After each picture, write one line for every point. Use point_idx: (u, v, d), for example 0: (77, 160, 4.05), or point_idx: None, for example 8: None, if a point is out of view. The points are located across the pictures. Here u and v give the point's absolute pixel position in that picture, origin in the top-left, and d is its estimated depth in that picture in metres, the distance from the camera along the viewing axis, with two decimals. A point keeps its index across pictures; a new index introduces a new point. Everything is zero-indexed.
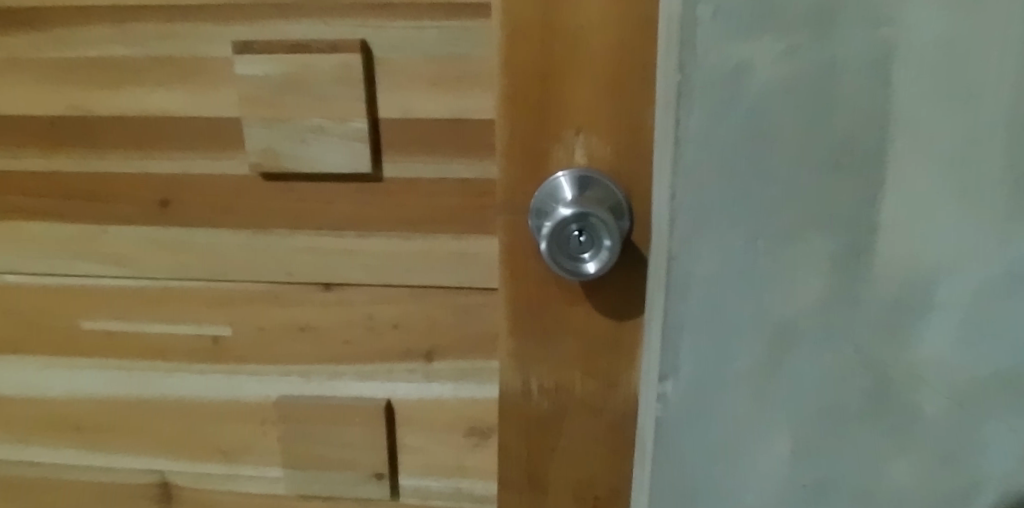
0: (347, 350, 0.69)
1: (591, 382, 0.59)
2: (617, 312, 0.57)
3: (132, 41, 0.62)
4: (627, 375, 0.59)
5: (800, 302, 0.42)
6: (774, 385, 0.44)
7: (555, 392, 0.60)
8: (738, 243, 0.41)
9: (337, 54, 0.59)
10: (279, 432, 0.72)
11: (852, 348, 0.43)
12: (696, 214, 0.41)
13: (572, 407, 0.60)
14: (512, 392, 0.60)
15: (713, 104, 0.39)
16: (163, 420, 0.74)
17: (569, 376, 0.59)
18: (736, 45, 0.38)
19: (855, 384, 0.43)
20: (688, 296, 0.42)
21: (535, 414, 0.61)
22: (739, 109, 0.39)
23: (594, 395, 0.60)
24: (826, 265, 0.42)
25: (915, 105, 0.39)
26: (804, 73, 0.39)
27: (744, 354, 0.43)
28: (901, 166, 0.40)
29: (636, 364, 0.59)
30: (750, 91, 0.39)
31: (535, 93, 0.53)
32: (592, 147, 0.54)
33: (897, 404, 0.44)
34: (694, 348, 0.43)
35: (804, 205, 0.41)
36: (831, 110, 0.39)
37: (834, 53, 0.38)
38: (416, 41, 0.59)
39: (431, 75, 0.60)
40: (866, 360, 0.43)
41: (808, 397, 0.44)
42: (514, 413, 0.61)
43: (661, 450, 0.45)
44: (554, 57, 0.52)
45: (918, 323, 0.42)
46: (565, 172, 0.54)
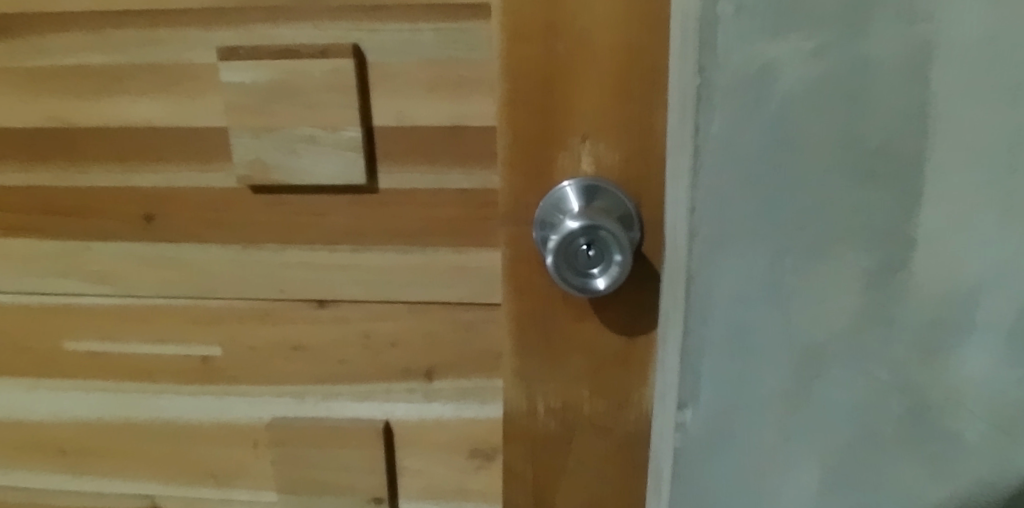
0: (343, 370, 0.65)
1: (600, 401, 0.56)
2: (627, 329, 0.54)
3: (112, 47, 0.59)
4: (638, 395, 0.56)
5: (831, 324, 0.39)
6: (803, 413, 0.41)
7: (563, 412, 0.57)
8: (764, 260, 0.38)
9: (328, 59, 0.56)
10: (272, 455, 0.69)
11: (887, 372, 0.39)
12: (717, 229, 0.38)
13: (581, 427, 0.57)
14: (518, 413, 0.57)
15: (735, 109, 0.36)
16: (152, 443, 0.71)
17: (577, 396, 0.56)
18: (762, 43, 0.35)
19: (889, 410, 0.40)
20: (707, 318, 0.39)
21: (542, 435, 0.58)
22: (763, 115, 0.36)
23: (604, 415, 0.56)
24: (859, 283, 0.38)
25: (955, 108, 0.36)
26: (835, 74, 0.35)
27: (769, 379, 0.40)
28: (941, 174, 0.37)
29: (647, 382, 0.56)
30: (776, 95, 0.36)
31: (539, 97, 0.49)
32: (600, 154, 0.50)
33: (934, 431, 0.40)
34: (715, 372, 0.40)
35: (835, 217, 0.37)
36: (865, 114, 0.36)
37: (869, 52, 0.35)
38: (413, 44, 0.56)
39: (428, 80, 0.57)
40: (902, 385, 0.39)
41: (839, 425, 0.41)
42: (520, 434, 0.58)
43: (680, 482, 0.42)
44: (560, 60, 0.49)
45: (960, 344, 0.39)
46: (571, 181, 0.51)
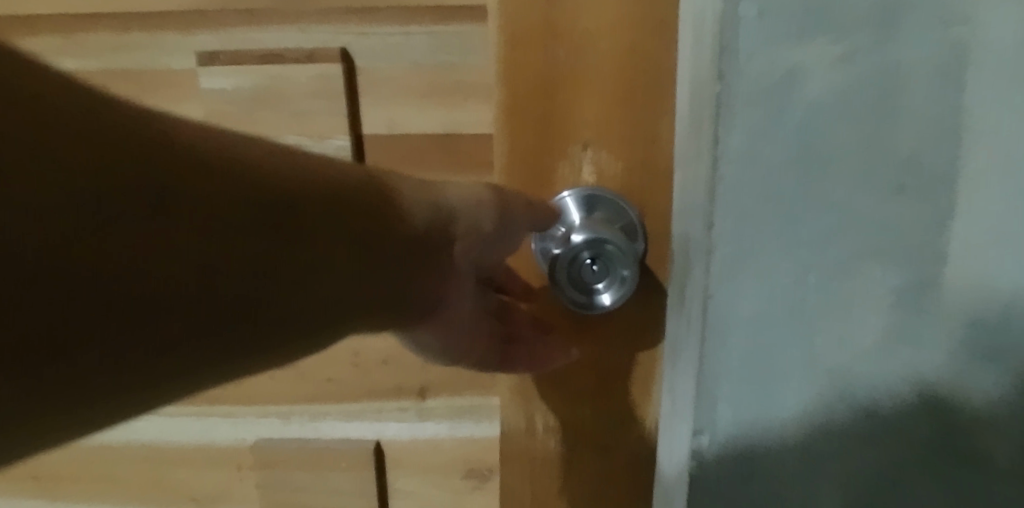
0: (330, 389, 0.62)
1: (604, 420, 0.52)
2: (632, 344, 0.51)
3: (84, 52, 0.56)
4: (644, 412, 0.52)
5: (856, 344, 0.37)
6: (824, 441, 0.39)
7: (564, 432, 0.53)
8: (786, 280, 0.36)
9: (314, 64, 0.53)
10: (256, 479, 0.65)
11: (913, 393, 0.38)
12: (735, 249, 0.36)
13: (581, 445, 0.53)
14: (516, 433, 0.54)
15: (757, 119, 0.34)
16: (129, 467, 0.67)
17: (580, 414, 0.53)
18: (784, 49, 0.34)
19: (914, 432, 0.38)
20: (723, 342, 0.37)
21: (542, 454, 0.54)
22: (787, 125, 0.34)
23: (607, 434, 0.52)
24: (886, 301, 0.36)
25: (990, 116, 0.34)
26: (864, 82, 0.34)
27: (790, 403, 0.38)
28: (973, 187, 0.35)
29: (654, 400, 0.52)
30: (801, 104, 0.34)
31: (538, 103, 0.47)
32: (602, 162, 0.48)
33: (962, 454, 0.38)
34: (733, 395, 0.38)
35: (862, 232, 0.35)
36: (895, 123, 0.34)
37: (900, 58, 0.33)
38: (405, 47, 0.53)
39: (420, 86, 0.54)
40: (928, 405, 0.38)
41: (862, 450, 0.39)
42: (520, 455, 0.54)
43: None
44: (560, 65, 0.46)
45: (993, 365, 0.36)
46: (571, 191, 0.48)
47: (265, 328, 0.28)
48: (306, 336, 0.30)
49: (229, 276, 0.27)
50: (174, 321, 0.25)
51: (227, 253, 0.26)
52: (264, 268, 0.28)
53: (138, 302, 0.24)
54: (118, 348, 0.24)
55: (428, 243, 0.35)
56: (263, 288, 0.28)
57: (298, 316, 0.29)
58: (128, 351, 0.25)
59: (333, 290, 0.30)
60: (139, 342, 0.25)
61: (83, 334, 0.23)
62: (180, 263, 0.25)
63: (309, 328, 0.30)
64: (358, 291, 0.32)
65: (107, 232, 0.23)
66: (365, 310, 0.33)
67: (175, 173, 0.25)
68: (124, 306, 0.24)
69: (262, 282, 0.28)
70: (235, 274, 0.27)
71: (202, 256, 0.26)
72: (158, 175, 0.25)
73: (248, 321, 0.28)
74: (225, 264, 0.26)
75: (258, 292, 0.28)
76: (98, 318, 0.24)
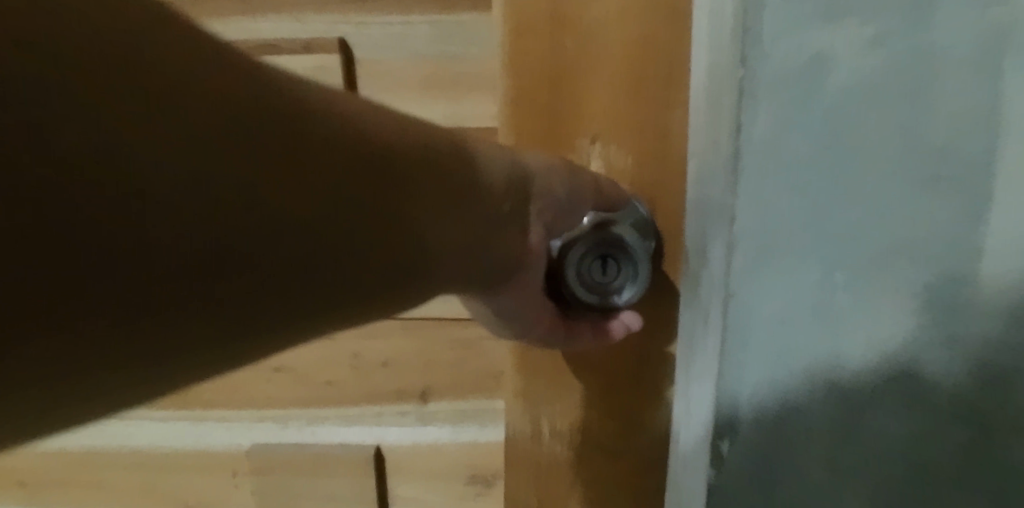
0: (329, 392, 0.60)
1: (612, 424, 0.51)
2: (644, 348, 0.49)
3: None
4: (655, 417, 0.50)
5: (886, 345, 0.35)
6: (852, 450, 0.37)
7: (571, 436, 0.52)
8: (811, 276, 0.35)
9: (311, 55, 0.51)
10: (253, 484, 0.63)
11: (948, 400, 0.35)
12: (757, 244, 0.35)
13: (586, 450, 0.52)
14: (521, 436, 0.53)
15: (782, 107, 0.33)
16: (121, 473, 0.65)
17: (586, 419, 0.51)
18: (814, 31, 0.32)
19: (949, 442, 0.36)
20: (742, 337, 0.36)
21: (547, 458, 0.53)
22: (814, 113, 0.33)
23: (614, 439, 0.51)
24: (918, 300, 0.35)
25: None
26: (895, 67, 0.32)
27: (815, 407, 0.36)
28: (1015, 179, 0.33)
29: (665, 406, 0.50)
30: (828, 91, 0.33)
31: (544, 94, 0.46)
32: (612, 156, 0.46)
33: (1006, 470, 0.35)
34: (755, 396, 0.37)
35: (892, 226, 0.34)
36: (928, 110, 0.33)
37: (933, 41, 0.32)
38: (407, 38, 0.52)
39: (421, 77, 0.52)
40: (967, 415, 0.35)
41: (894, 461, 0.36)
42: (524, 460, 0.54)
43: None
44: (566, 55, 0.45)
45: None
46: None
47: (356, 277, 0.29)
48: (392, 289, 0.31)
49: (331, 219, 0.28)
50: (283, 258, 0.26)
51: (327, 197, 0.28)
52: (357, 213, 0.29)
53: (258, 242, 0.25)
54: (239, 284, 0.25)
55: (513, 201, 0.39)
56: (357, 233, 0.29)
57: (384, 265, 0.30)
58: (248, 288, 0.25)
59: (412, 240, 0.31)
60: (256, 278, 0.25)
61: (215, 270, 0.24)
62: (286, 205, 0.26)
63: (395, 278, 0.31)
64: (435, 246, 0.33)
65: (229, 167, 0.24)
66: (441, 266, 0.34)
67: (281, 120, 0.26)
68: (243, 234, 0.25)
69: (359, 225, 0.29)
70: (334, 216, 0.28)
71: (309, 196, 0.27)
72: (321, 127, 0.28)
73: (345, 268, 0.29)
74: (327, 206, 0.28)
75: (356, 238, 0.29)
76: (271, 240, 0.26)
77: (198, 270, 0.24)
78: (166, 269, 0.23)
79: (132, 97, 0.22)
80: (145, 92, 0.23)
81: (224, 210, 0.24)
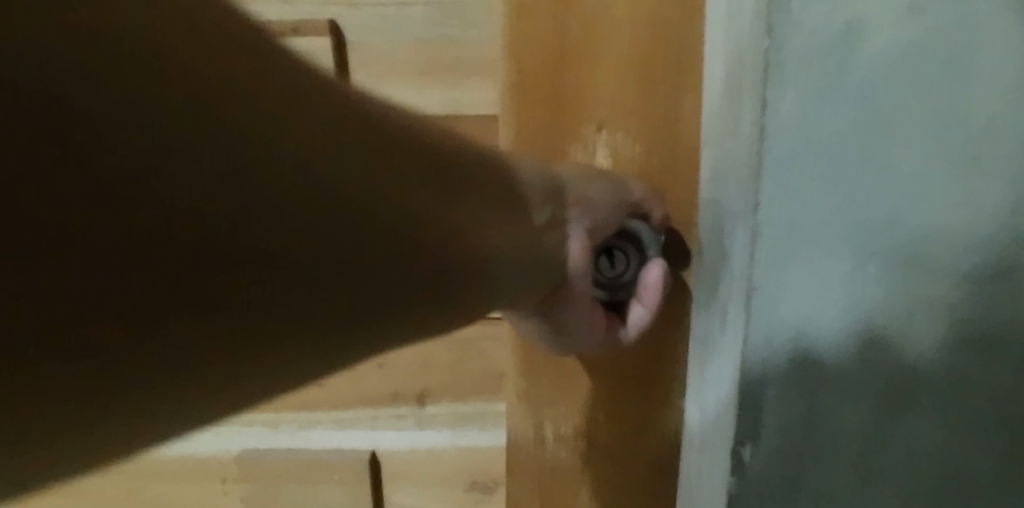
0: (321, 395, 0.57)
1: (618, 427, 0.51)
2: (652, 350, 0.49)
3: None
4: (664, 417, 0.50)
5: (919, 342, 0.33)
6: (882, 456, 0.34)
7: (575, 440, 0.52)
8: (842, 269, 0.33)
9: (301, 38, 0.48)
10: (242, 493, 0.60)
11: (987, 399, 0.33)
12: (782, 233, 0.33)
13: (592, 454, 0.52)
14: (524, 442, 0.53)
15: (810, 82, 0.31)
16: (101, 482, 0.61)
17: (590, 420, 0.51)
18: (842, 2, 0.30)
19: (986, 445, 0.34)
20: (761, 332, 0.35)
21: (549, 463, 0.53)
22: (846, 89, 0.31)
23: (620, 440, 0.51)
24: (959, 292, 0.32)
25: None
26: (934, 36, 0.30)
27: (846, 410, 0.34)
28: None
29: (674, 405, 0.50)
30: (858, 66, 0.30)
31: (547, 81, 0.48)
32: (619, 144, 0.48)
33: None
34: (781, 399, 0.35)
35: (931, 212, 0.31)
36: (970, 84, 0.30)
37: (975, 7, 0.29)
38: (402, 20, 0.49)
39: (417, 62, 0.50)
40: (1008, 415, 0.33)
41: (926, 467, 0.34)
42: (526, 464, 0.54)
43: None
44: (570, 39, 0.47)
45: None
46: None
47: (392, 302, 0.27)
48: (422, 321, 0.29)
49: (381, 244, 0.26)
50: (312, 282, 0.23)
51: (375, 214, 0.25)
52: (403, 231, 0.27)
53: (312, 261, 0.22)
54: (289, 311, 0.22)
55: (551, 212, 0.38)
56: (398, 253, 0.26)
57: (417, 290, 0.28)
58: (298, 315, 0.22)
59: (446, 263, 0.29)
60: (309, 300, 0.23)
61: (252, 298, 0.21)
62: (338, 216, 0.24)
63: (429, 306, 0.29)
64: (473, 269, 0.31)
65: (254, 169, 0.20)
66: (474, 290, 0.32)
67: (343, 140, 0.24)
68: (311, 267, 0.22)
69: (403, 244, 0.27)
70: (379, 236, 0.25)
71: (359, 212, 0.24)
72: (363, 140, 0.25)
73: (381, 295, 0.26)
74: (376, 223, 0.25)
75: (399, 259, 0.27)
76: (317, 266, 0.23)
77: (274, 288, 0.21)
78: (245, 278, 0.20)
79: (203, 93, 0.19)
80: (210, 92, 0.19)
81: (264, 208, 0.21)
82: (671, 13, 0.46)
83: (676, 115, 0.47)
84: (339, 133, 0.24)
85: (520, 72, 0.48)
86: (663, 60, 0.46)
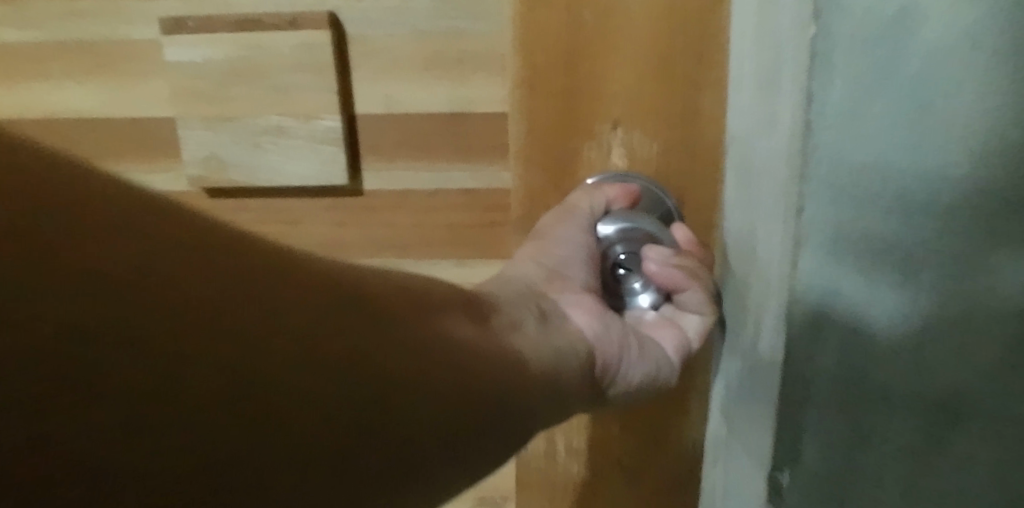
0: None
1: (634, 441, 0.48)
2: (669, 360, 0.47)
3: (29, 22, 0.48)
4: (681, 429, 0.48)
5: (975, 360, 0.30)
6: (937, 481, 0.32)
7: (589, 454, 0.49)
8: (887, 277, 0.31)
9: (297, 31, 0.45)
10: None
11: None
12: (810, 245, 0.31)
13: (607, 470, 0.49)
14: (535, 455, 0.51)
15: (859, 72, 0.28)
16: None
17: (605, 434, 0.49)
18: None
19: None
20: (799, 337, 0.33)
21: (562, 480, 0.50)
22: (898, 80, 0.28)
23: (637, 455, 0.49)
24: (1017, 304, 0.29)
25: None
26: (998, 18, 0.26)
27: (893, 435, 0.32)
28: None
29: (691, 415, 0.47)
30: (914, 52, 0.27)
31: (559, 76, 0.45)
32: (634, 143, 0.46)
33: None
34: (821, 419, 0.33)
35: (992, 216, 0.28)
36: None
37: None
38: (406, 12, 0.46)
39: (421, 56, 0.47)
40: None
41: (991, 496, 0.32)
42: (538, 478, 0.51)
43: None
44: (584, 32, 0.44)
45: None
46: (597, 177, 0.47)
47: (420, 434, 0.26)
48: (458, 448, 0.28)
49: (352, 375, 0.24)
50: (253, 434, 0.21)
51: (364, 342, 0.25)
52: (410, 356, 0.27)
53: (290, 404, 0.22)
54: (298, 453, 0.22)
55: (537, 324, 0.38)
56: (412, 382, 0.26)
57: (441, 417, 0.27)
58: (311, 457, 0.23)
59: (467, 384, 0.29)
60: (318, 439, 0.23)
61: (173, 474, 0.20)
62: (335, 354, 0.24)
63: (455, 427, 0.28)
64: (491, 366, 0.31)
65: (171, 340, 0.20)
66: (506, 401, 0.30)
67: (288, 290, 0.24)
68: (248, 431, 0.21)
69: (413, 370, 0.27)
70: (353, 377, 0.24)
71: (350, 342, 0.25)
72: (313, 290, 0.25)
73: (371, 438, 0.24)
74: (379, 350, 0.26)
75: (413, 388, 0.26)
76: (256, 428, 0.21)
77: (278, 429, 0.22)
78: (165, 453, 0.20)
79: (118, 265, 0.20)
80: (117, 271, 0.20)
81: (182, 372, 0.20)
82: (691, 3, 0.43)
83: (695, 111, 0.45)
84: (282, 286, 0.24)
85: (531, 68, 0.45)
86: (682, 54, 0.44)
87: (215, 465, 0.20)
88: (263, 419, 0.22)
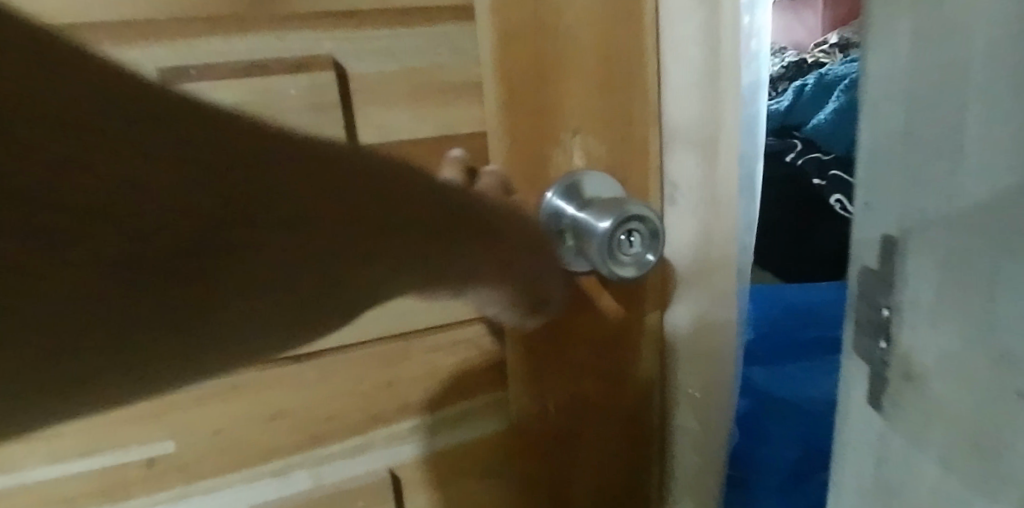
0: (333, 426, 0.58)
1: (602, 384, 0.64)
2: (626, 314, 0.63)
3: None
4: (632, 368, 0.64)
5: (928, 374, 0.38)
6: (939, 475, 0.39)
7: (571, 405, 0.63)
8: (936, 280, 0.37)
9: (306, 73, 0.48)
10: None
11: (985, 430, 0.35)
12: (884, 263, 0.40)
13: (585, 413, 0.64)
14: (531, 418, 0.63)
15: (916, 110, 0.36)
16: None
17: (583, 385, 0.63)
18: (906, 45, 0.36)
19: (948, 473, 0.38)
20: (937, 376, 0.38)
21: (551, 432, 0.63)
22: (918, 117, 0.36)
23: (604, 395, 0.64)
24: (924, 345, 0.38)
25: None
26: (941, 119, 0.35)
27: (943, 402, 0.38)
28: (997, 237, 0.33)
29: (638, 357, 0.64)
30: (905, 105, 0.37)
31: (530, 97, 0.55)
32: (589, 146, 0.58)
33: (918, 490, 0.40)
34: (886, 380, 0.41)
35: (952, 282, 0.36)
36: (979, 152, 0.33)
37: None
38: (393, 51, 0.52)
39: (409, 88, 0.53)
40: (998, 436, 0.35)
41: (903, 455, 0.41)
42: (532, 437, 0.63)
43: (872, 466, 0.43)
44: (547, 59, 0.54)
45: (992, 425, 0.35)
46: (552, 190, 0.57)
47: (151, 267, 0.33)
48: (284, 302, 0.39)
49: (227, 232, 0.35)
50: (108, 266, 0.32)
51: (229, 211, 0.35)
52: (293, 227, 0.38)
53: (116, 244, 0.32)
54: (156, 250, 0.33)
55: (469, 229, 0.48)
56: (294, 253, 0.38)
57: (315, 277, 0.40)
58: (148, 253, 0.33)
59: (302, 273, 0.39)
60: (175, 264, 0.34)
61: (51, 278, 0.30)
62: (222, 220, 0.35)
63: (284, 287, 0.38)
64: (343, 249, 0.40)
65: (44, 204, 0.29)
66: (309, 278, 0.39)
67: (150, 149, 0.32)
68: (106, 265, 0.32)
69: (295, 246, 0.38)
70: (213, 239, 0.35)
71: (210, 213, 0.34)
72: (161, 163, 0.32)
73: (198, 282, 0.35)
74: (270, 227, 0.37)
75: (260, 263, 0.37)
76: (128, 262, 0.32)
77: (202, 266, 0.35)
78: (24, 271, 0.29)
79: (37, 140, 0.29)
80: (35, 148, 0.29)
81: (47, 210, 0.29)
82: (621, 34, 0.56)
83: (630, 116, 0.58)
84: (149, 145, 0.32)
85: (508, 91, 0.54)
86: (618, 72, 0.56)
87: (47, 252, 0.30)
88: (127, 257, 0.32)
